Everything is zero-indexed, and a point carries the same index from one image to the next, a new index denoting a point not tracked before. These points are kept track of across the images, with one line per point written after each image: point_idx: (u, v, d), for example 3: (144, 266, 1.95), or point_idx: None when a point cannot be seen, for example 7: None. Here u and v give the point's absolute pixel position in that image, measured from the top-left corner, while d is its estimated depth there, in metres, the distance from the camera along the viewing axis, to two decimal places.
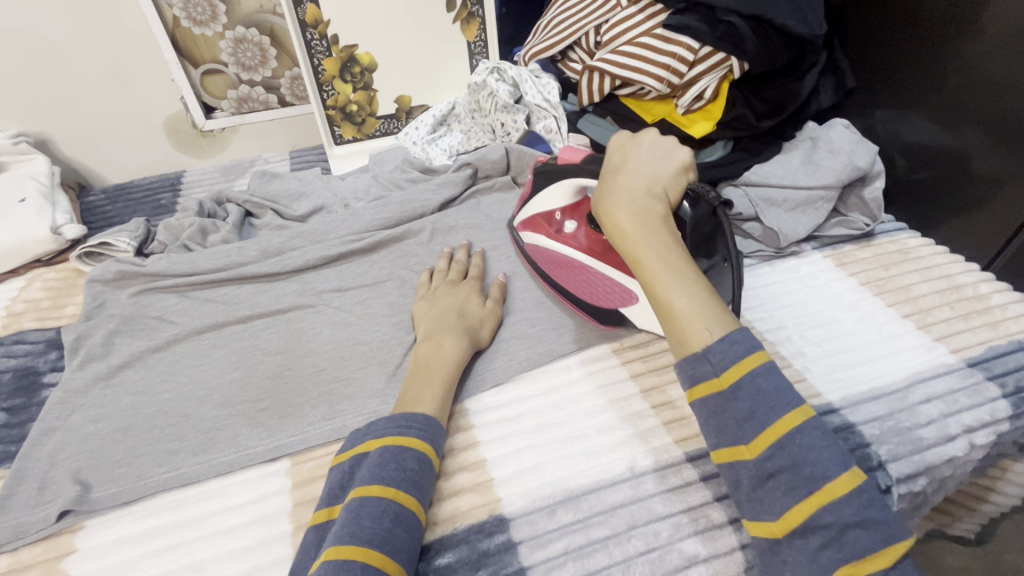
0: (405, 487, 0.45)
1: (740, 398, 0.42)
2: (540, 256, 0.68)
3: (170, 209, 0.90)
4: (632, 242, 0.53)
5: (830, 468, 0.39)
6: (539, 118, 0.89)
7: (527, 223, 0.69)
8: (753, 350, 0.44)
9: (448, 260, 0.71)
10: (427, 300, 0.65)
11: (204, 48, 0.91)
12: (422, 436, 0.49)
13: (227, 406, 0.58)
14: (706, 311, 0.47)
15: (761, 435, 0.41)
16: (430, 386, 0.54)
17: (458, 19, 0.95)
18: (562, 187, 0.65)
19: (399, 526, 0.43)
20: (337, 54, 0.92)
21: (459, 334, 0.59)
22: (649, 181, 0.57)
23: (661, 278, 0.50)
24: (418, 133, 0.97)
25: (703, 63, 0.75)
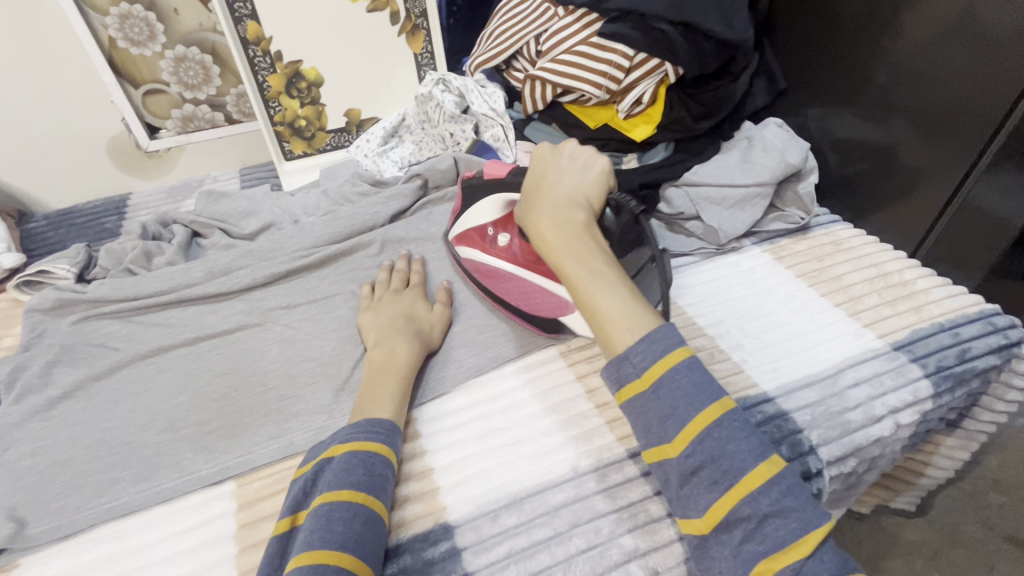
0: (375, 490, 0.46)
1: (662, 397, 0.46)
2: (479, 268, 0.68)
3: (115, 232, 0.88)
4: (555, 250, 0.56)
5: (747, 460, 0.42)
6: (486, 127, 0.91)
7: (460, 238, 0.69)
8: (675, 346, 0.47)
9: (390, 270, 0.72)
10: (372, 309, 0.65)
11: (143, 68, 0.89)
12: (390, 440, 0.50)
13: (171, 431, 0.58)
14: (625, 313, 0.50)
15: (685, 431, 0.44)
16: (387, 385, 0.55)
17: (402, 32, 0.96)
18: (491, 202, 0.65)
19: (369, 530, 0.44)
20: (282, 70, 0.92)
21: (410, 337, 0.60)
22: (571, 189, 0.60)
23: (585, 284, 0.53)
24: (369, 146, 0.96)
25: (640, 68, 0.77)
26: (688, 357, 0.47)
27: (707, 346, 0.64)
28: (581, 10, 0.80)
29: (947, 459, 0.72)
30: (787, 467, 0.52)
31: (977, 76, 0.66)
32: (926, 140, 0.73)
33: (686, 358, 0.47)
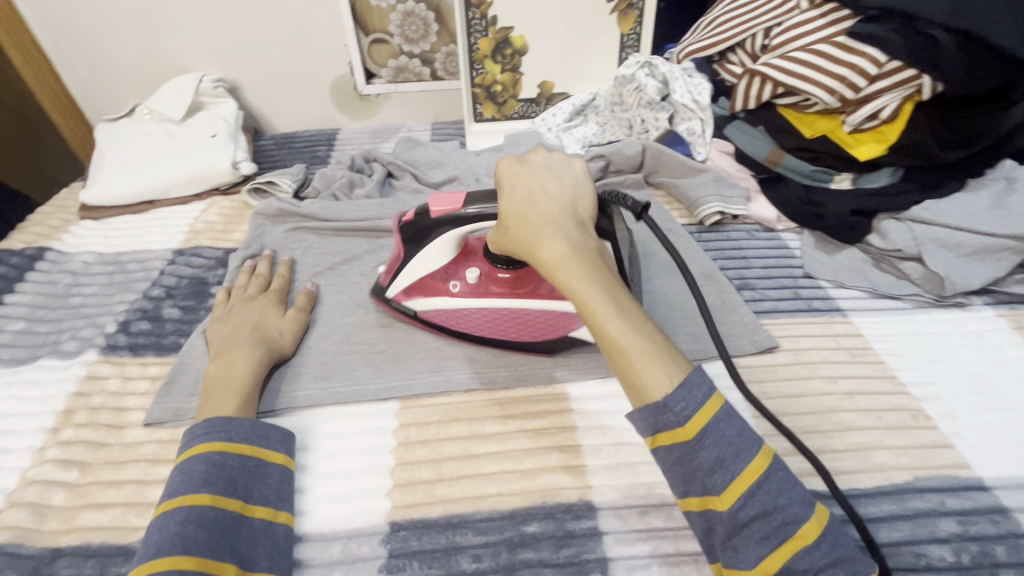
0: (192, 490, 0.44)
1: (706, 447, 0.41)
2: (444, 318, 0.62)
3: (324, 160, 1.00)
4: (577, 281, 0.46)
5: (798, 511, 0.40)
6: (683, 119, 0.87)
7: (412, 289, 0.62)
8: (709, 394, 0.43)
9: (250, 273, 0.71)
10: (221, 321, 0.63)
11: (376, 18, 0.97)
12: (213, 439, 0.48)
13: (348, 344, 0.64)
14: (663, 353, 0.44)
15: (735, 485, 0.40)
16: (221, 398, 0.53)
17: (616, 10, 0.94)
18: (441, 243, 0.57)
19: (190, 526, 0.42)
20: (493, 34, 0.96)
21: (252, 345, 0.58)
22: (572, 209, 0.51)
23: (617, 320, 0.45)
24: (554, 120, 0.99)
25: (887, 78, 0.67)
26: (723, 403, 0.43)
27: (910, 407, 0.55)
28: (831, 6, 0.72)
29: None
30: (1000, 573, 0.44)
31: None
32: None
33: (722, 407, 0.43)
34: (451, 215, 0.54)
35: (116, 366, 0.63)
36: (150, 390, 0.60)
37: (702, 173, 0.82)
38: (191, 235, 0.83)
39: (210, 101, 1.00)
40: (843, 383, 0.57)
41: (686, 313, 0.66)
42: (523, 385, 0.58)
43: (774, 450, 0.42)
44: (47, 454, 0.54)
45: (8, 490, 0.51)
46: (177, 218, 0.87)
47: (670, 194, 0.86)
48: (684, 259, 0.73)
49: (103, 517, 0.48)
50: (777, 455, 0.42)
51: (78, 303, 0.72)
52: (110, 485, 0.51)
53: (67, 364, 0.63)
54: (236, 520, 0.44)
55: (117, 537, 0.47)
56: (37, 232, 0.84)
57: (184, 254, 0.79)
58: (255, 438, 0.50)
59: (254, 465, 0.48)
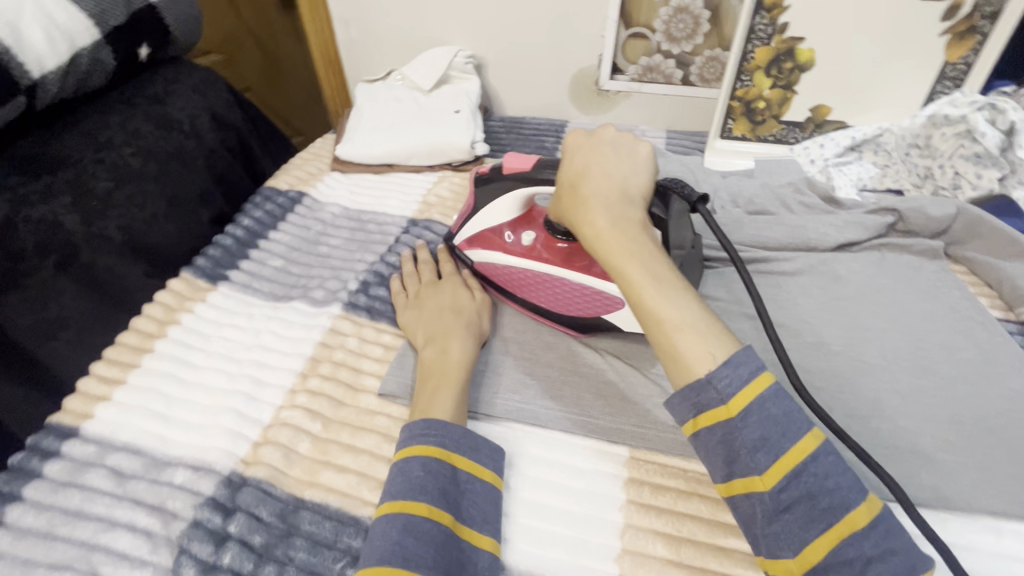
0: (412, 497, 0.43)
1: (749, 425, 0.39)
2: (498, 275, 0.65)
3: (552, 152, 0.96)
4: (618, 255, 0.46)
5: (847, 497, 0.37)
6: (1021, 183, 0.69)
7: (474, 240, 0.66)
8: (756, 373, 0.40)
9: (409, 260, 0.72)
10: (415, 307, 0.63)
11: (644, 11, 0.90)
12: (431, 442, 0.46)
13: (578, 366, 0.59)
14: (708, 327, 0.42)
15: (779, 465, 0.38)
16: (445, 391, 0.52)
17: (950, 32, 0.76)
18: (509, 200, 0.61)
19: (408, 538, 0.41)
20: (777, 44, 0.83)
21: (462, 334, 0.57)
22: (623, 182, 0.51)
23: (655, 290, 0.44)
24: (821, 151, 0.84)
25: None
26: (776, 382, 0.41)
27: None
28: None
29: None
30: None
31: None
32: None
33: (770, 387, 0.40)
34: (518, 175, 0.58)
35: (356, 325, 0.65)
36: (383, 358, 0.61)
37: None
38: (424, 207, 0.85)
39: (456, 75, 1.01)
40: None
41: (1006, 446, 0.51)
42: None
43: (825, 433, 0.39)
44: (297, 399, 0.57)
45: (264, 424, 0.55)
46: (412, 186, 0.89)
47: (977, 272, 0.68)
48: (999, 367, 0.57)
49: (341, 481, 0.50)
50: (829, 439, 0.39)
51: (325, 252, 0.77)
52: (347, 450, 0.52)
53: (315, 312, 0.67)
54: (449, 537, 0.42)
55: (351, 506, 0.48)
56: (297, 175, 0.92)
57: (417, 224, 0.81)
58: (466, 449, 0.48)
59: (464, 478, 0.46)
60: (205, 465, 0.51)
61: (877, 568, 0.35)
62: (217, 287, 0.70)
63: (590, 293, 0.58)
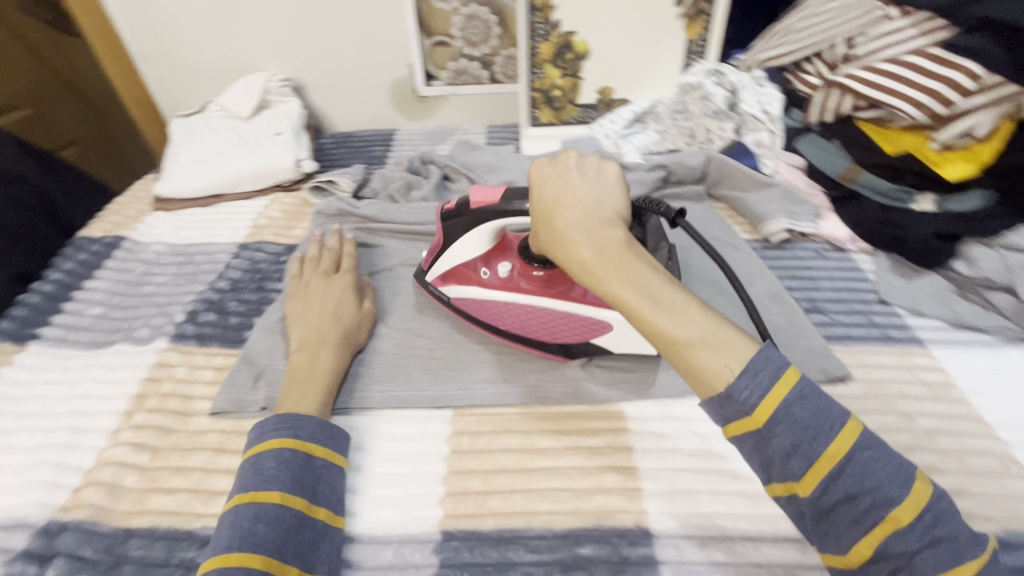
0: (259, 486, 0.45)
1: (779, 433, 0.37)
2: (473, 307, 0.63)
3: (381, 160, 1.00)
4: (612, 284, 0.42)
5: (890, 492, 0.35)
6: (751, 130, 0.84)
7: (448, 275, 0.64)
8: (778, 374, 0.38)
9: (316, 250, 0.72)
10: (300, 306, 0.64)
11: (439, 21, 0.99)
12: (285, 435, 0.49)
13: (406, 348, 0.64)
14: (722, 337, 0.40)
15: (816, 469, 0.36)
16: (306, 389, 0.54)
17: (683, 15, 0.91)
18: (480, 234, 0.58)
19: (258, 524, 0.43)
20: (555, 39, 0.95)
21: (335, 343, 0.60)
22: (598, 201, 0.47)
23: (660, 312, 0.40)
24: (612, 127, 0.96)
25: (984, 95, 0.64)
26: (800, 377, 0.39)
27: (996, 453, 0.51)
28: (923, 14, 0.68)
29: None
30: None
31: None
32: None
33: (795, 386, 0.38)
34: (486, 208, 0.55)
35: (184, 354, 0.65)
36: (215, 380, 0.62)
37: (768, 188, 0.79)
38: (255, 230, 0.85)
39: (276, 100, 1.03)
40: (922, 422, 0.54)
41: None
42: (579, 399, 0.57)
43: (864, 425, 0.37)
44: (121, 437, 0.56)
45: (85, 469, 0.54)
46: (242, 212, 0.90)
47: (732, 208, 0.83)
48: (747, 278, 0.70)
49: (171, 501, 0.51)
50: (868, 430, 0.37)
51: (151, 291, 0.75)
52: (177, 471, 0.53)
53: (139, 351, 0.66)
54: (301, 521, 0.45)
55: (183, 523, 0.49)
56: (114, 220, 0.88)
57: (248, 248, 0.82)
58: (321, 440, 0.50)
59: (319, 465, 0.49)
60: (18, 522, 0.50)
61: (924, 558, 0.34)
62: (25, 347, 0.67)
63: (577, 318, 0.58)
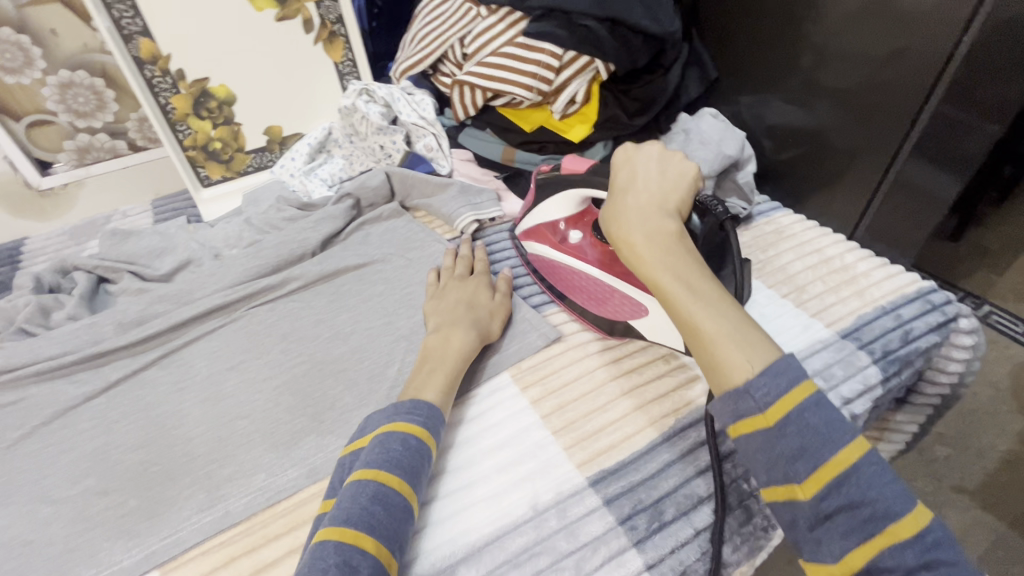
0: (386, 466, 0.44)
1: (789, 434, 0.38)
2: (548, 265, 0.69)
3: (6, 285, 0.77)
4: (654, 267, 0.48)
5: (894, 505, 0.35)
6: (418, 137, 0.87)
7: (530, 232, 0.71)
8: (795, 384, 0.39)
9: (453, 256, 0.72)
10: (436, 297, 0.65)
11: (23, 98, 0.81)
12: (414, 421, 0.48)
13: (81, 519, 0.50)
14: (751, 342, 0.43)
15: (819, 474, 0.37)
16: (434, 377, 0.54)
17: (319, 40, 0.90)
18: (564, 198, 0.65)
19: (376, 505, 0.42)
20: (186, 89, 0.84)
21: (465, 327, 0.59)
22: (664, 194, 0.53)
23: (694, 299, 0.46)
24: (294, 165, 0.90)
25: (569, 68, 0.76)
26: (814, 391, 0.40)
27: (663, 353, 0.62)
28: (504, 9, 0.77)
29: (897, 431, 0.75)
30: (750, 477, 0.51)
31: (880, 66, 0.66)
32: (857, 122, 0.71)
33: (815, 400, 0.39)
34: (573, 175, 0.63)
35: None
36: None
37: (447, 188, 0.83)
38: None
39: None
40: (612, 352, 0.62)
41: None
42: (314, 479, 0.52)
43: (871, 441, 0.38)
44: None
45: None
46: None
47: (428, 214, 0.85)
48: None
49: None
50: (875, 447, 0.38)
51: None
52: None
53: None
54: (409, 513, 0.43)
55: None
56: None
57: None
58: (431, 430, 0.49)
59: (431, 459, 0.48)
60: None
61: None
62: None
63: (605, 290, 0.63)
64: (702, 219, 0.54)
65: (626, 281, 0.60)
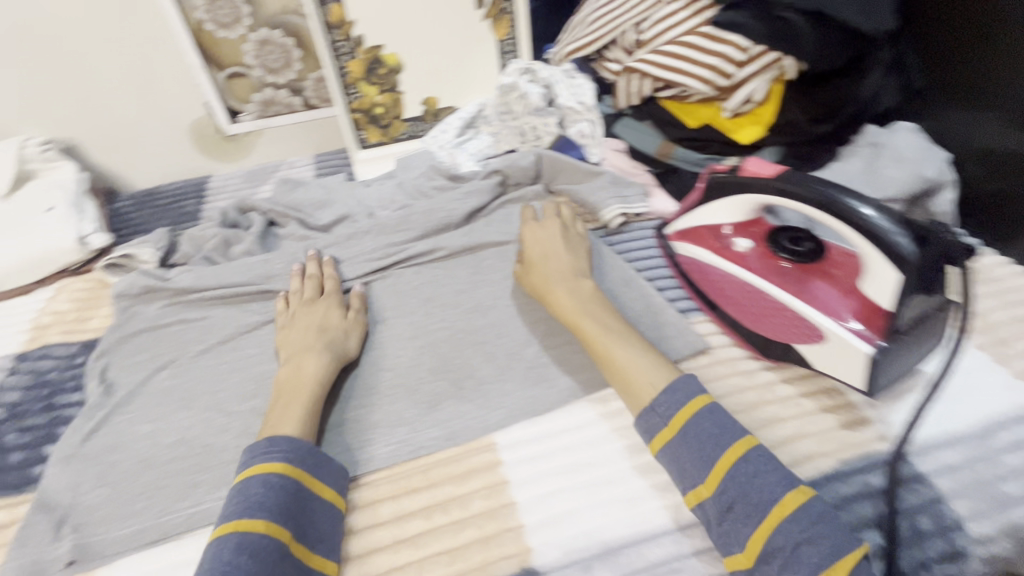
0: (247, 514, 0.42)
1: (687, 440, 0.46)
2: (700, 270, 0.66)
3: (194, 216, 0.87)
4: (577, 316, 0.58)
5: (774, 490, 0.42)
6: (573, 122, 0.85)
7: (688, 233, 0.68)
8: (693, 396, 0.48)
9: (299, 276, 0.69)
10: (289, 326, 0.62)
11: (228, 51, 0.89)
12: (273, 459, 0.46)
13: (248, 435, 0.56)
14: (653, 367, 0.52)
15: (715, 470, 0.44)
16: (293, 410, 0.52)
17: (487, 17, 0.90)
18: (740, 202, 0.60)
19: (242, 555, 0.40)
20: (362, 55, 0.89)
21: (321, 351, 0.57)
22: (574, 257, 0.66)
23: (609, 335, 0.55)
24: (445, 137, 0.93)
25: (754, 63, 0.70)
26: (709, 404, 0.48)
27: (826, 386, 0.56)
28: None
29: None
30: (925, 544, 0.45)
31: None
32: None
33: (703, 407, 0.47)
34: (758, 180, 0.57)
35: None
36: None
37: (598, 176, 0.80)
38: (36, 332, 0.70)
39: (40, 168, 0.85)
40: (762, 375, 0.58)
41: None
42: (451, 443, 0.54)
43: (754, 438, 0.45)
44: None
45: None
46: (16, 314, 0.73)
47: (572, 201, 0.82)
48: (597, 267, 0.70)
49: None
50: (759, 441, 0.45)
51: None
52: None
53: None
54: (282, 552, 0.41)
55: None
56: None
57: (29, 358, 0.66)
58: (296, 461, 0.47)
59: (306, 492, 0.46)
60: None
61: (807, 552, 0.38)
62: None
63: (769, 306, 0.58)
64: (917, 244, 0.47)
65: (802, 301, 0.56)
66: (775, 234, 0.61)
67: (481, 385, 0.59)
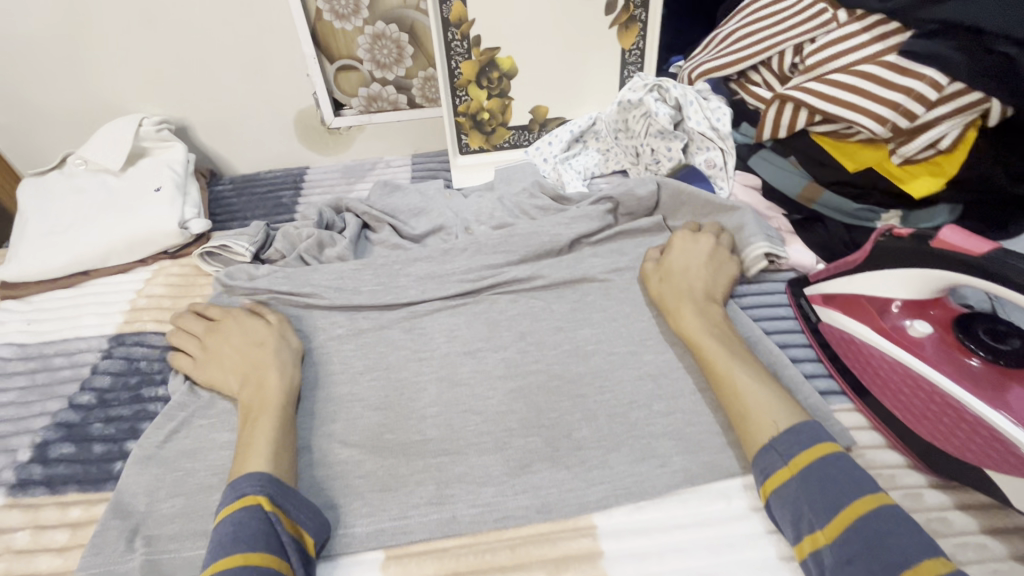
0: (222, 551, 0.40)
1: (811, 483, 0.41)
2: (851, 346, 0.55)
3: (290, 210, 0.86)
4: (700, 337, 0.55)
5: (907, 552, 0.36)
6: (699, 149, 0.76)
7: (838, 301, 0.57)
8: (814, 442, 0.44)
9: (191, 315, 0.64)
10: (212, 360, 0.58)
11: (342, 42, 0.87)
12: (244, 494, 0.44)
13: (326, 467, 0.52)
14: (781, 405, 0.47)
15: (837, 519, 0.39)
16: (262, 425, 0.50)
17: (616, 23, 0.82)
18: (920, 279, 0.50)
19: None
20: (477, 56, 0.84)
21: (269, 363, 0.56)
22: (708, 277, 0.62)
23: (734, 362, 0.51)
24: (550, 149, 0.86)
25: (947, 103, 0.57)
26: (834, 453, 0.43)
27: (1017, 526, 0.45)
28: (874, 16, 0.62)
29: None
30: None
31: None
32: None
33: (832, 453, 0.43)
34: (956, 256, 0.45)
35: (30, 511, 0.51)
36: (71, 544, 0.49)
37: (726, 217, 0.70)
38: (133, 314, 0.70)
39: (154, 147, 0.86)
40: (929, 495, 0.47)
41: None
42: (543, 516, 0.48)
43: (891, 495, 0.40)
44: None
45: None
46: (116, 293, 0.73)
47: None
48: None
49: None
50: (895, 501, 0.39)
51: None
52: None
53: None
54: None
55: None
56: None
57: (123, 342, 0.66)
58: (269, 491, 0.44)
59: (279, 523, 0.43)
60: None
61: None
62: None
63: (947, 409, 0.48)
64: None
65: (1006, 414, 0.45)
66: (963, 319, 0.50)
67: (580, 450, 0.51)
